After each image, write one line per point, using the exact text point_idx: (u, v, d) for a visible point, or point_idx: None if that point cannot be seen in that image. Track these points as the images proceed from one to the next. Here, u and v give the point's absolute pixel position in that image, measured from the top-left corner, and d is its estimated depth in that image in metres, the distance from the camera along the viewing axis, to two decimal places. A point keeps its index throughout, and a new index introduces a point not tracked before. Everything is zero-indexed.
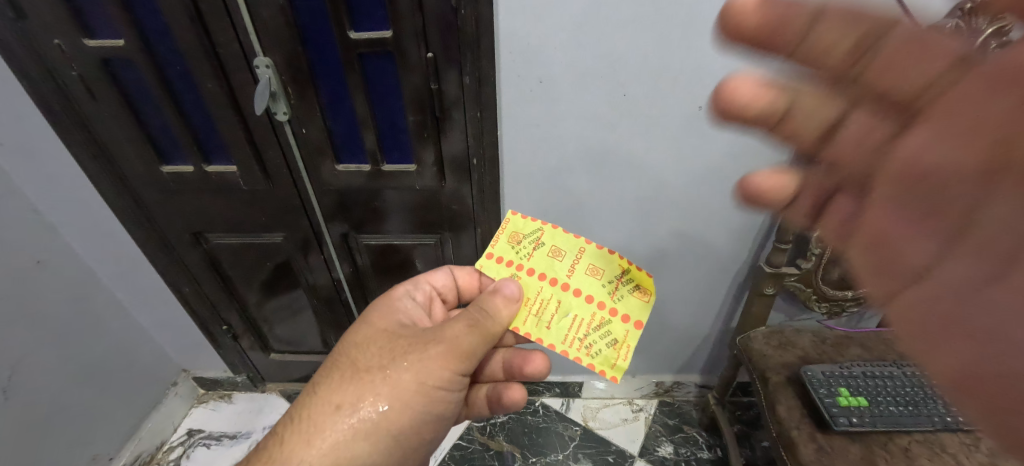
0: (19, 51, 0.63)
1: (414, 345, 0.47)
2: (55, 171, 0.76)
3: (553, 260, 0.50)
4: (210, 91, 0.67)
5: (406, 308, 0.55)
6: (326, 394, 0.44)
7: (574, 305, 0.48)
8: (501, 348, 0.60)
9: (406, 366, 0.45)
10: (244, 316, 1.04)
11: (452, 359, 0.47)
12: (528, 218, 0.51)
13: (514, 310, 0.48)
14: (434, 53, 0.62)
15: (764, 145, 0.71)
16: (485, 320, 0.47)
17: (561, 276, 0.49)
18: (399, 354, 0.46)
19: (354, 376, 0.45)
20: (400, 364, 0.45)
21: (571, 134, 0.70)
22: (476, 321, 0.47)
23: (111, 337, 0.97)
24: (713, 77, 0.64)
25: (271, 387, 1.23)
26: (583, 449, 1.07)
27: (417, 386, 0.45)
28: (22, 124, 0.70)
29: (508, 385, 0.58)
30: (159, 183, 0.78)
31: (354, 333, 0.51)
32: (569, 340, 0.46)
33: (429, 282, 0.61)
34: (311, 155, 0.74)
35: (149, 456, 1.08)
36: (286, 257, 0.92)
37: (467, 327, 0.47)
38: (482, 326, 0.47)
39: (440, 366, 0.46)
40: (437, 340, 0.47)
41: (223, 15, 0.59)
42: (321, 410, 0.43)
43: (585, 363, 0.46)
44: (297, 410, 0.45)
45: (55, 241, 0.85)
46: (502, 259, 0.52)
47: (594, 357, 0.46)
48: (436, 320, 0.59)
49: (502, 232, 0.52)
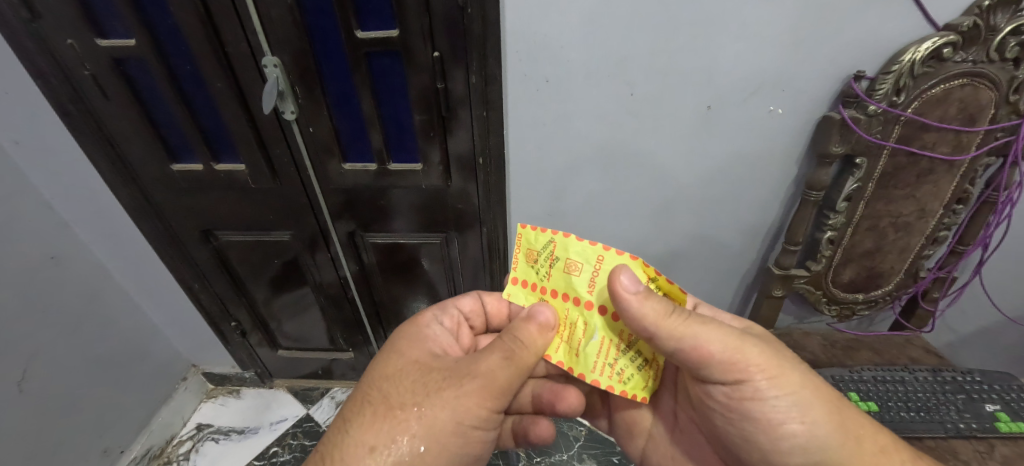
0: (34, 51, 0.64)
1: (448, 380, 0.44)
2: (69, 169, 0.78)
3: (571, 276, 0.45)
4: (218, 91, 0.67)
5: (435, 335, 0.54)
6: (358, 433, 0.41)
7: (600, 326, 0.46)
8: (534, 380, 0.60)
9: (442, 403, 0.42)
10: (252, 312, 1.05)
11: (488, 395, 0.44)
12: (539, 230, 0.44)
13: (550, 338, 0.46)
14: (440, 53, 0.62)
15: (772, 147, 0.70)
16: (520, 351, 0.45)
17: (582, 293, 0.46)
18: (433, 389, 0.43)
19: (387, 413, 0.42)
20: (436, 401, 0.42)
21: (579, 133, 0.70)
22: (511, 353, 0.45)
23: (122, 332, 0.99)
24: (726, 76, 0.63)
25: (279, 383, 1.25)
26: (588, 449, 1.07)
27: (454, 426, 0.42)
28: (37, 122, 0.72)
29: (536, 420, 0.61)
30: (169, 180, 0.79)
31: (384, 364, 0.49)
32: (600, 367, 0.47)
33: (456, 306, 0.61)
34: (318, 154, 0.75)
35: (159, 449, 1.09)
36: (293, 255, 0.93)
37: (502, 360, 0.45)
38: (517, 358, 0.45)
39: (476, 404, 0.43)
40: (473, 374, 0.44)
41: (233, 15, 0.60)
42: (353, 451, 0.40)
43: (617, 390, 0.48)
44: (327, 450, 0.41)
45: (68, 236, 0.86)
46: (527, 284, 0.49)
47: (625, 383, 0.48)
48: (464, 345, 0.58)
49: (518, 252, 0.47)
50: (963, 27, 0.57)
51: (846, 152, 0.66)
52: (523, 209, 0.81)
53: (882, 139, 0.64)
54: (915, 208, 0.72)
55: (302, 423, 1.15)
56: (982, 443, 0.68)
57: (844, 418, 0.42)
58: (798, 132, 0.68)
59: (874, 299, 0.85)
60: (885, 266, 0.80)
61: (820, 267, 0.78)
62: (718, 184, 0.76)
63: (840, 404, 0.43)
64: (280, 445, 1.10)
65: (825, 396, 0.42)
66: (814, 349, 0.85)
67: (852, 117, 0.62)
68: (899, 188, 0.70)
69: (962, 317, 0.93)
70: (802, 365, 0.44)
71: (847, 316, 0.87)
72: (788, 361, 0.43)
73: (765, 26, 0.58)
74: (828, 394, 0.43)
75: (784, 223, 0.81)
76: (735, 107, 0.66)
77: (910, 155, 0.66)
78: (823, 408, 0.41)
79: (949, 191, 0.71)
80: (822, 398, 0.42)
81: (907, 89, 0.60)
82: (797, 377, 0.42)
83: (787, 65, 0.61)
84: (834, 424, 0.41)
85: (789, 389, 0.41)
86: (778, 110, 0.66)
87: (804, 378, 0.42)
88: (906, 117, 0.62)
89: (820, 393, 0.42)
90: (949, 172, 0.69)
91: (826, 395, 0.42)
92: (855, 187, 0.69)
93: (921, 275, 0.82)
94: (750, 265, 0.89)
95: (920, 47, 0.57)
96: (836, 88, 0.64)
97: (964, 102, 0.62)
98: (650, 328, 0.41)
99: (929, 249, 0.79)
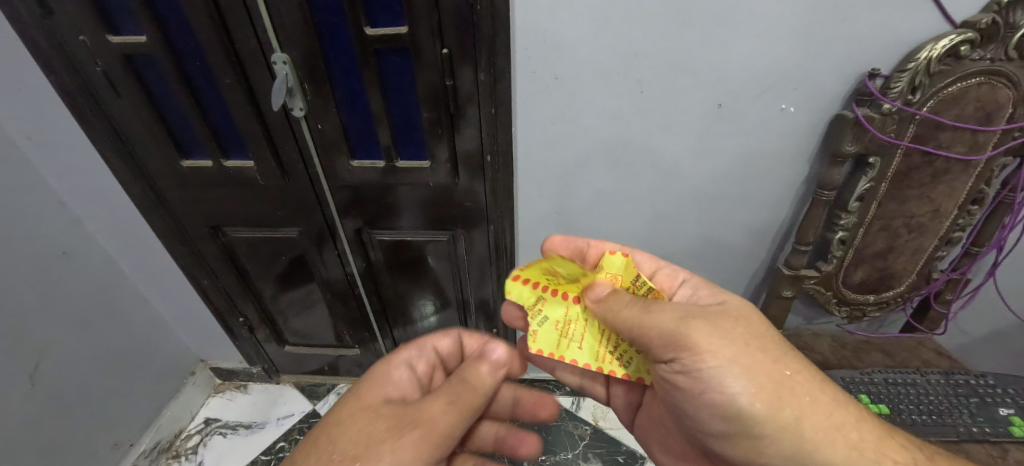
0: (47, 47, 0.64)
1: (392, 429, 0.38)
2: (81, 164, 0.79)
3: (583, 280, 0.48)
4: (228, 87, 0.67)
5: (401, 379, 0.48)
6: None
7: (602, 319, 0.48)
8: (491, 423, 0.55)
9: (379, 458, 0.36)
10: (260, 308, 1.06)
11: (432, 449, 0.38)
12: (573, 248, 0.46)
13: (497, 378, 0.46)
14: (449, 50, 0.61)
15: (783, 146, 0.70)
16: (465, 394, 0.43)
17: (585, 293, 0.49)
18: (374, 440, 0.37)
19: None
20: (373, 456, 0.36)
21: (586, 130, 0.69)
22: (456, 398, 0.42)
23: (132, 327, 1.00)
24: (737, 73, 0.62)
25: (285, 379, 1.26)
26: (593, 449, 1.06)
27: None
28: (50, 118, 0.73)
29: None
30: (178, 176, 0.80)
31: (331, 412, 0.43)
32: (602, 354, 0.48)
33: (434, 346, 0.55)
34: (326, 151, 0.75)
35: (168, 443, 1.10)
36: (301, 251, 0.94)
37: (446, 405, 0.41)
38: (462, 402, 0.42)
39: (418, 459, 0.37)
40: (416, 423, 0.39)
41: (242, 12, 0.60)
42: None
43: (620, 374, 0.49)
44: None
45: (79, 231, 0.87)
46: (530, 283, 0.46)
47: (627, 366, 0.49)
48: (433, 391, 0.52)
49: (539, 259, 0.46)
50: (981, 24, 0.56)
51: (859, 151, 0.65)
52: (530, 207, 0.81)
53: (896, 138, 0.63)
54: (929, 209, 0.71)
55: (309, 418, 1.16)
56: (996, 447, 0.67)
57: (784, 395, 0.39)
58: (810, 131, 0.67)
59: (886, 301, 0.84)
60: (897, 267, 0.79)
61: (831, 268, 0.78)
62: (728, 182, 0.75)
63: (788, 381, 0.40)
64: (287, 440, 1.11)
65: (766, 370, 0.39)
66: (823, 350, 0.84)
67: (866, 116, 0.61)
68: (913, 188, 0.69)
69: (975, 319, 0.91)
70: (746, 341, 0.41)
71: (858, 317, 0.86)
72: (726, 338, 0.40)
73: (777, 24, 0.57)
74: (771, 369, 0.40)
75: (794, 223, 0.80)
76: (746, 105, 0.65)
77: (925, 155, 0.65)
78: (752, 384, 0.39)
79: (964, 191, 0.70)
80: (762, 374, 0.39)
81: (923, 88, 0.59)
82: (731, 351, 0.40)
83: (800, 63, 0.60)
84: (771, 402, 0.38)
85: (721, 366, 0.39)
86: (791, 108, 0.65)
87: (740, 354, 0.40)
88: (921, 115, 0.61)
89: (756, 369, 0.39)
90: (965, 171, 0.67)
91: (768, 369, 0.40)
92: (868, 186, 0.68)
93: (934, 277, 0.81)
94: (759, 265, 0.88)
95: (937, 45, 0.56)
96: (850, 86, 0.63)
97: (981, 101, 0.61)
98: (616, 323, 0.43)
99: (943, 251, 0.78)
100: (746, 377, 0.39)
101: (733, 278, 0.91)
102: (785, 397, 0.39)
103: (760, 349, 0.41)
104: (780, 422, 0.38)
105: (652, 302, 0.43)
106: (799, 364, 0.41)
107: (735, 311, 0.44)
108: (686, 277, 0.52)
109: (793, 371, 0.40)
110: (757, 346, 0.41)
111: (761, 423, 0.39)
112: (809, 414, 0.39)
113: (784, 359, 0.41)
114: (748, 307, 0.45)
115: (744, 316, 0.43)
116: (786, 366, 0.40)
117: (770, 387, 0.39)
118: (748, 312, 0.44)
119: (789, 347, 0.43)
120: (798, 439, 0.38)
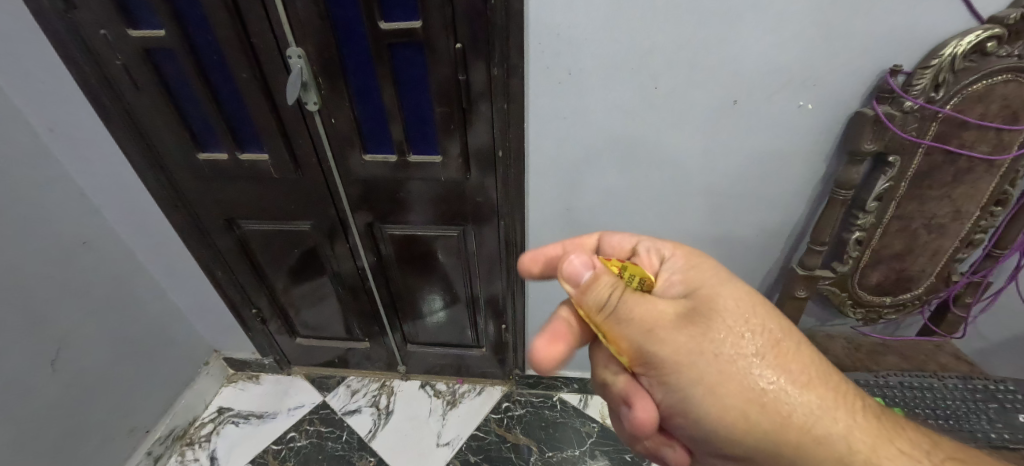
0: (69, 42, 0.66)
1: None
2: (102, 158, 0.81)
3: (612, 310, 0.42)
4: (244, 81, 0.68)
5: None
6: None
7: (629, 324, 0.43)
8: None
9: None
10: (273, 300, 1.08)
11: None
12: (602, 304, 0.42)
13: None
14: (463, 44, 0.61)
15: (798, 144, 0.68)
16: None
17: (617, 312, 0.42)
18: None
19: None
20: None
21: (599, 125, 0.69)
22: None
23: (149, 316, 1.02)
24: (753, 68, 0.61)
25: (296, 370, 1.28)
26: (600, 446, 1.06)
27: None
28: (72, 113, 0.75)
29: None
30: (194, 169, 0.81)
31: None
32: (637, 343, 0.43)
33: None
34: (339, 145, 0.76)
35: (182, 431, 1.13)
36: (313, 244, 0.95)
37: None
38: None
39: None
40: None
41: (259, 6, 0.60)
42: None
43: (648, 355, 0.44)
44: None
45: (100, 223, 0.89)
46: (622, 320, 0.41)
47: None
48: None
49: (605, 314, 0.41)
50: (1010, 19, 0.54)
51: (879, 150, 0.63)
52: (540, 204, 0.81)
53: (917, 137, 0.62)
54: (949, 210, 0.69)
55: (319, 409, 1.18)
56: (1015, 454, 0.66)
57: (752, 413, 0.33)
58: (828, 128, 0.66)
59: (902, 303, 0.83)
60: (916, 269, 0.77)
61: (846, 269, 0.76)
62: (743, 180, 0.74)
63: (760, 398, 0.34)
64: (297, 430, 1.13)
65: (736, 389, 0.34)
66: (837, 352, 0.83)
67: (886, 114, 0.60)
68: (933, 188, 0.67)
69: (994, 323, 0.90)
70: (717, 352, 0.35)
71: (873, 319, 0.85)
72: (693, 353, 0.35)
73: (796, 18, 0.56)
74: (742, 385, 0.34)
75: (809, 224, 0.79)
76: (762, 101, 0.64)
77: (947, 154, 0.64)
78: (716, 412, 0.34)
79: (987, 192, 0.68)
80: (728, 399, 0.34)
81: (946, 85, 0.57)
82: (696, 370, 0.34)
83: (819, 60, 0.59)
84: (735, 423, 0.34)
85: (685, 384, 0.35)
86: (808, 105, 0.64)
87: (706, 376, 0.34)
88: (944, 114, 0.59)
89: (725, 391, 0.34)
90: (989, 172, 0.66)
91: (738, 387, 0.34)
92: (887, 186, 0.66)
93: (953, 279, 0.79)
94: (772, 265, 0.87)
95: (962, 41, 0.55)
96: (871, 83, 0.61)
97: (1009, 99, 0.59)
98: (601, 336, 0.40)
99: (964, 253, 0.76)
100: (708, 405, 0.34)
101: (745, 277, 0.90)
102: (754, 417, 0.33)
103: (737, 356, 0.35)
104: (752, 439, 0.34)
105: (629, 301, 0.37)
106: (777, 366, 0.35)
107: (712, 307, 0.37)
108: (669, 250, 0.45)
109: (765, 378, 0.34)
110: (728, 361, 0.34)
111: (728, 442, 0.35)
112: (783, 429, 0.33)
113: (761, 365, 0.35)
114: (721, 289, 0.39)
115: (720, 315, 0.36)
116: (760, 372, 0.34)
117: (737, 412, 0.34)
118: (721, 307, 0.37)
119: (769, 343, 0.36)
120: (775, 454, 0.34)
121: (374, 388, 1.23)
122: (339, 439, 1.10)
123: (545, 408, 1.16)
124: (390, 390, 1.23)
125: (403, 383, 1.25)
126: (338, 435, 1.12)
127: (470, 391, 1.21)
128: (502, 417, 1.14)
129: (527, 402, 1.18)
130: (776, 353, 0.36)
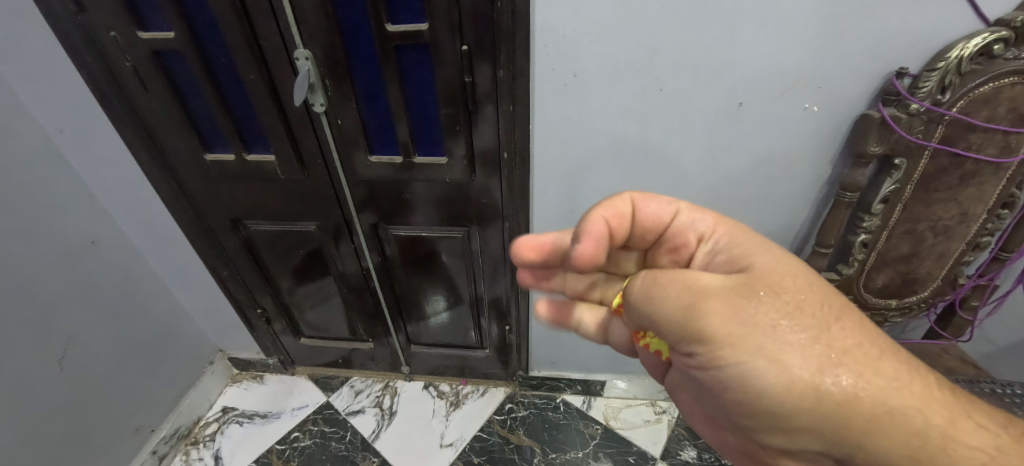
0: (79, 43, 0.66)
1: None
2: (110, 158, 0.81)
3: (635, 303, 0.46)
4: (252, 83, 0.69)
5: None
6: None
7: None
8: None
9: None
10: (277, 300, 1.08)
11: None
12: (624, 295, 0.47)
13: None
14: (468, 47, 0.62)
15: (804, 146, 0.68)
16: None
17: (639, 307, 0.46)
18: None
19: None
20: None
21: (604, 126, 0.69)
22: None
23: (155, 315, 1.03)
24: (760, 70, 0.61)
25: (300, 370, 1.28)
26: (604, 448, 1.06)
27: None
28: (82, 114, 0.75)
29: None
30: (202, 170, 0.82)
31: None
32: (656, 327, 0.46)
33: None
34: (345, 146, 0.76)
35: (187, 430, 1.13)
36: (318, 244, 0.95)
37: None
38: None
39: None
40: None
41: (267, 8, 0.61)
42: None
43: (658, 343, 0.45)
44: None
45: (107, 223, 0.90)
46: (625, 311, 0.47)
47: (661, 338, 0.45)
48: None
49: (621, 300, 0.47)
50: (1017, 22, 0.54)
51: (885, 152, 0.63)
52: (545, 206, 0.81)
53: (924, 139, 0.62)
54: (956, 213, 0.69)
55: (323, 409, 1.18)
56: None
57: (818, 382, 0.30)
58: (834, 131, 0.66)
59: (910, 306, 0.83)
60: (922, 272, 0.77)
61: (852, 271, 0.76)
62: (748, 180, 0.74)
63: (831, 370, 0.31)
64: (301, 430, 1.13)
65: (801, 357, 0.31)
66: None
67: (893, 116, 0.60)
68: (940, 191, 0.67)
69: (1002, 327, 0.89)
70: (775, 322, 0.32)
71: (879, 322, 0.84)
72: (746, 321, 0.32)
73: (801, 20, 0.56)
74: (811, 354, 0.31)
75: (814, 225, 0.79)
76: (768, 103, 0.64)
77: (954, 156, 0.64)
78: (782, 381, 0.31)
79: (994, 195, 0.68)
80: (795, 365, 0.31)
81: (952, 88, 0.58)
82: (754, 338, 0.31)
83: (825, 62, 0.59)
84: (803, 395, 0.31)
85: (741, 353, 0.32)
86: (814, 108, 0.64)
87: (768, 344, 0.31)
88: (950, 116, 0.59)
89: (787, 357, 0.31)
90: (995, 174, 0.66)
91: (805, 356, 0.31)
92: (893, 189, 0.66)
93: (959, 282, 0.79)
94: None
95: (969, 43, 0.54)
96: (878, 85, 0.61)
97: (1016, 102, 0.59)
98: (641, 313, 0.38)
99: (970, 255, 0.75)
100: (771, 374, 0.31)
101: None
102: (824, 384, 0.30)
103: (796, 328, 0.32)
104: (820, 414, 0.31)
105: (668, 277, 0.36)
106: (846, 337, 0.32)
107: (765, 279, 0.34)
108: (710, 225, 0.41)
109: (830, 345, 0.32)
110: (793, 330, 0.31)
111: (794, 412, 0.31)
112: (870, 403, 0.30)
113: (824, 336, 0.32)
114: (772, 263, 0.35)
115: (771, 284, 0.34)
116: (825, 341, 0.32)
117: (804, 383, 0.30)
118: (777, 280, 0.34)
119: (836, 315, 0.33)
120: (845, 427, 0.31)
121: (377, 388, 1.23)
122: (343, 439, 1.11)
123: (549, 409, 1.16)
124: (394, 390, 1.23)
125: (406, 384, 1.25)
126: (342, 435, 1.12)
127: (473, 392, 1.21)
128: (506, 419, 1.14)
129: (530, 403, 1.18)
130: (845, 323, 0.33)
